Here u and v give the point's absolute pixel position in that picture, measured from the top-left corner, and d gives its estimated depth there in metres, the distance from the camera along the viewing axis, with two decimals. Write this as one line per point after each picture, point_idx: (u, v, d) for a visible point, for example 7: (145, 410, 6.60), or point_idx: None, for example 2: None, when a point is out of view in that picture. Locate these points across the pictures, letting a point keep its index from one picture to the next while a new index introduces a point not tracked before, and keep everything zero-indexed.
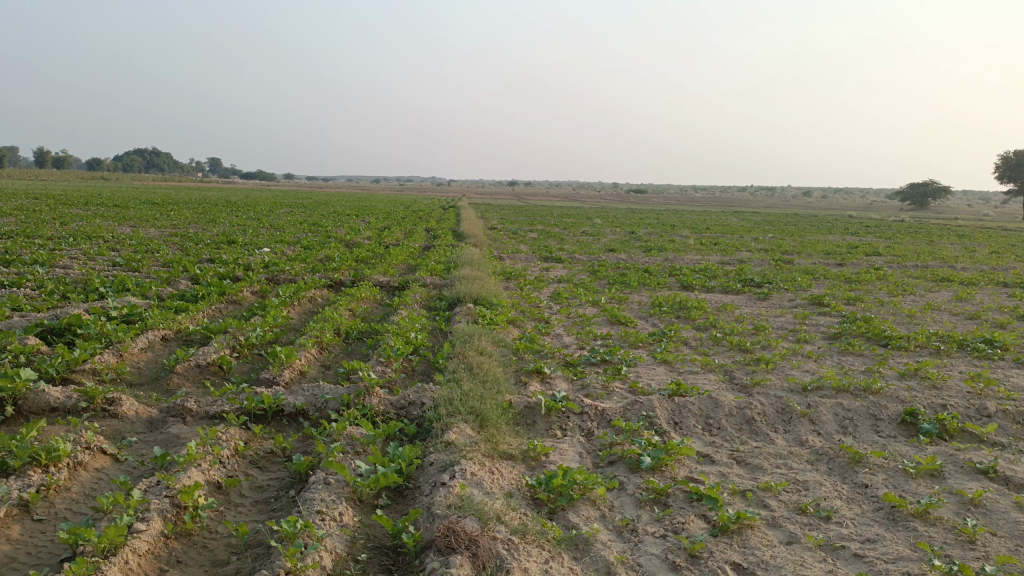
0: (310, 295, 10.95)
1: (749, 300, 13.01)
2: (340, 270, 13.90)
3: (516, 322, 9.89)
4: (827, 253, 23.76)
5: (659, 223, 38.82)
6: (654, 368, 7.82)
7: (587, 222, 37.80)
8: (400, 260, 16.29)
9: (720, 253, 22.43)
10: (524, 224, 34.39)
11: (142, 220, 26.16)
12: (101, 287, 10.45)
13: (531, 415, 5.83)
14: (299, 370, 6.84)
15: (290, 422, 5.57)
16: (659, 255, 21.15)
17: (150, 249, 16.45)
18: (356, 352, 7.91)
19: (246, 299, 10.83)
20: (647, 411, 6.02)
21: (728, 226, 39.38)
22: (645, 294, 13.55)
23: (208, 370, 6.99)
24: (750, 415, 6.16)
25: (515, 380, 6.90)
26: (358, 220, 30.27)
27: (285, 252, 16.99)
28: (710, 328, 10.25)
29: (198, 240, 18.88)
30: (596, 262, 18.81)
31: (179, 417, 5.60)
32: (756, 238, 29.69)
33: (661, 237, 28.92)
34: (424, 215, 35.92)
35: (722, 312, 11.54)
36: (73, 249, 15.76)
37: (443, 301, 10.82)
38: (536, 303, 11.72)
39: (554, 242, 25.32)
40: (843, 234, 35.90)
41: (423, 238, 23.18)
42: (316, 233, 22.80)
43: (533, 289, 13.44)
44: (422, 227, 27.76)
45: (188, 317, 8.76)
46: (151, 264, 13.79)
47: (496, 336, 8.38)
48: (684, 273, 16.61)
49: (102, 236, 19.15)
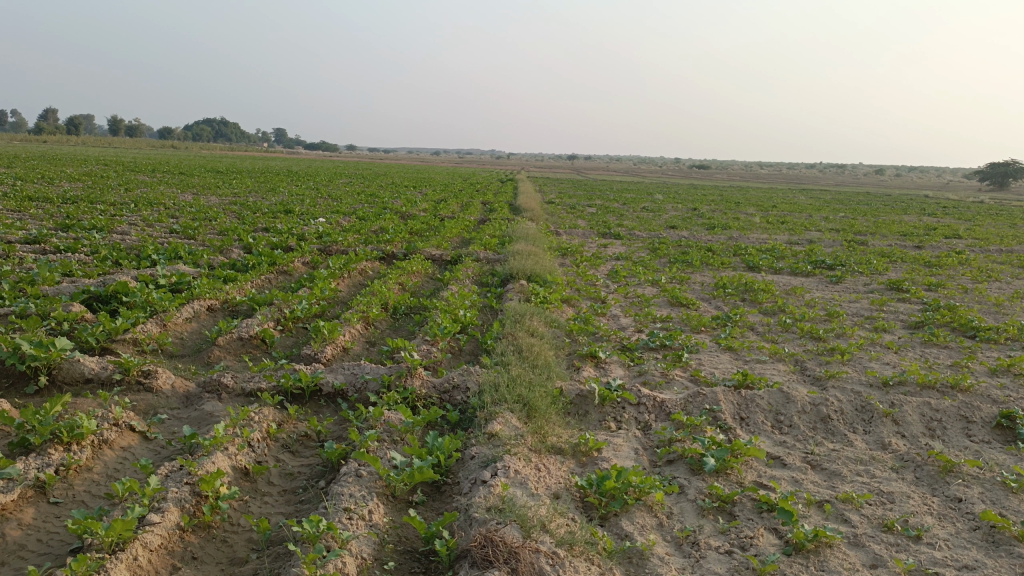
0: (360, 267, 10.70)
1: (820, 283, 12.26)
2: (393, 242, 13.64)
3: (570, 301, 9.44)
4: (902, 235, 22.52)
5: (722, 200, 37.62)
6: (717, 356, 7.29)
7: (648, 198, 36.90)
8: (455, 234, 15.96)
9: (787, 232, 21.50)
10: (582, 198, 33.71)
11: (205, 188, 26.48)
12: (153, 254, 10.40)
13: (584, 404, 5.40)
14: (342, 347, 6.56)
15: (328, 403, 5.28)
16: (723, 233, 20.34)
17: (208, 216, 16.52)
18: (403, 329, 7.59)
19: (296, 270, 10.65)
20: (711, 405, 5.53)
21: (795, 204, 37.91)
22: (707, 274, 12.90)
23: (249, 343, 6.76)
24: (825, 414, 5.60)
25: (568, 365, 6.47)
26: (416, 191, 30.12)
27: (340, 223, 16.85)
28: (779, 313, 9.62)
29: (255, 209, 18.91)
30: (657, 239, 18.16)
31: (214, 393, 5.37)
32: (826, 217, 28.44)
33: (724, 214, 27.92)
34: (482, 187, 35.59)
35: (791, 296, 10.86)
36: (134, 216, 15.92)
37: (496, 277, 10.44)
38: (593, 281, 11.23)
39: (613, 217, 24.67)
40: (919, 214, 34.15)
41: (479, 211, 22.84)
42: (372, 204, 22.71)
43: (589, 266, 12.95)
44: (479, 199, 27.42)
45: (236, 287, 8.59)
46: (207, 232, 13.80)
47: (550, 316, 7.95)
48: (750, 253, 15.84)
49: (164, 203, 19.39)
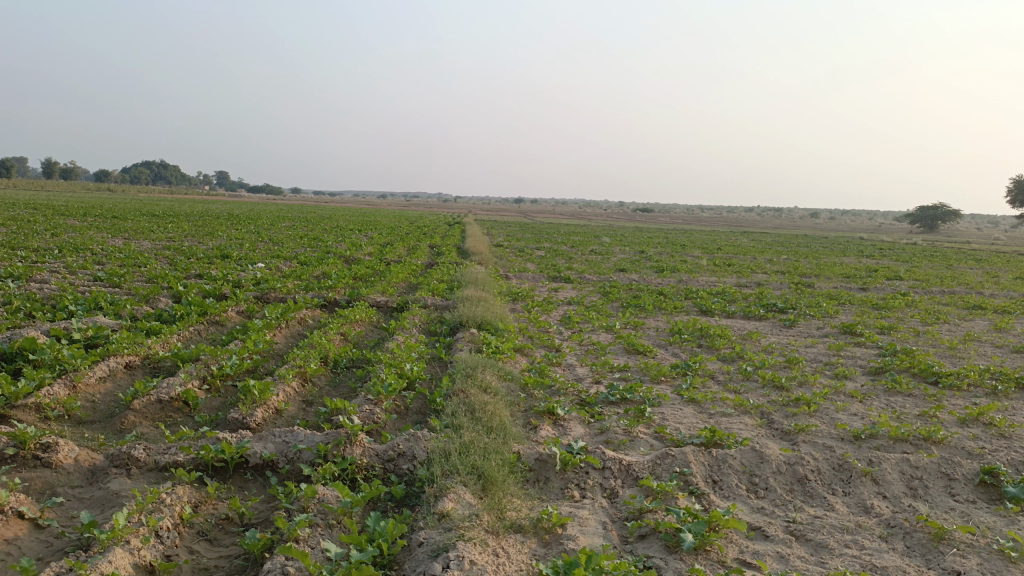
0: (300, 316, 10.07)
1: (774, 327, 12.07)
2: (336, 289, 13.01)
3: (523, 350, 8.97)
4: (846, 277, 22.81)
5: (668, 243, 37.97)
6: (680, 408, 6.89)
7: (595, 241, 36.94)
8: (401, 279, 15.42)
9: (735, 275, 21.54)
10: (531, 241, 33.54)
11: (138, 232, 25.41)
12: (70, 305, 9.59)
13: (544, 470, 4.90)
14: (274, 409, 5.93)
15: (255, 476, 4.67)
16: (672, 276, 20.26)
17: (138, 262, 15.62)
18: (343, 386, 6.99)
19: (229, 321, 9.94)
20: (681, 467, 5.09)
21: (739, 247, 38.50)
22: (661, 319, 12.62)
23: (170, 407, 6.08)
24: (801, 474, 5.22)
25: (524, 424, 5.97)
26: (361, 235, 29.51)
27: (280, 269, 16.12)
28: (738, 360, 9.31)
29: (190, 254, 18.03)
30: (607, 283, 17.92)
31: (122, 468, 4.70)
32: (770, 260, 28.81)
33: (671, 257, 28.00)
34: (429, 231, 35.13)
35: (747, 341, 10.60)
36: (56, 262, 14.96)
37: (444, 326, 9.91)
38: (546, 328, 10.80)
39: (562, 260, 24.47)
40: (858, 257, 35.01)
41: (426, 255, 22.32)
42: (314, 248, 21.98)
43: (541, 312, 12.53)
44: (426, 243, 26.92)
45: (159, 341, 7.89)
46: (134, 279, 12.95)
47: (503, 368, 7.46)
48: (701, 296, 15.67)
49: (91, 248, 18.36)
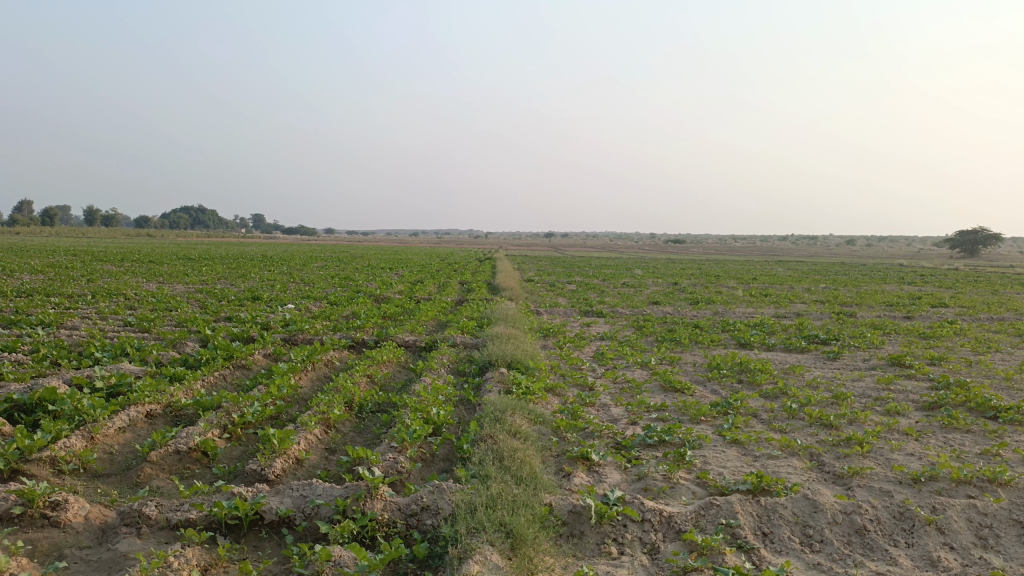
0: (326, 358, 9.88)
1: (817, 360, 11.57)
2: (364, 329, 12.82)
3: (555, 390, 8.64)
4: (889, 305, 22.08)
5: (702, 274, 37.43)
6: (723, 451, 6.48)
7: (628, 273, 36.52)
8: (431, 317, 15.21)
9: (773, 305, 20.97)
10: (562, 275, 33.27)
11: (172, 276, 25.68)
12: (97, 352, 9.51)
13: (578, 524, 4.55)
14: (295, 459, 5.66)
15: (270, 534, 4.40)
16: (707, 308, 19.79)
17: (169, 306, 15.65)
18: (368, 432, 6.71)
19: (256, 364, 9.77)
20: (727, 518, 4.70)
21: (775, 276, 37.79)
22: (698, 353, 12.19)
23: (188, 458, 5.86)
24: (859, 524, 4.80)
25: (557, 472, 5.63)
26: (392, 273, 29.50)
27: (310, 309, 16.01)
28: (781, 396, 8.87)
29: (221, 296, 18.07)
30: (641, 316, 17.52)
31: (132, 527, 4.45)
32: (808, 289, 28.10)
33: (706, 288, 27.49)
34: (460, 267, 35.06)
35: (790, 376, 10.13)
36: (89, 308, 15.04)
37: (473, 365, 9.63)
38: (578, 365, 10.46)
39: (594, 294, 24.13)
40: (900, 283, 34.05)
41: (456, 292, 22.15)
42: (345, 288, 21.94)
43: (573, 348, 12.19)
44: (456, 280, 26.77)
45: (182, 388, 7.72)
46: (164, 323, 12.93)
47: (533, 410, 7.14)
48: (739, 328, 15.20)
49: (125, 293, 18.50)
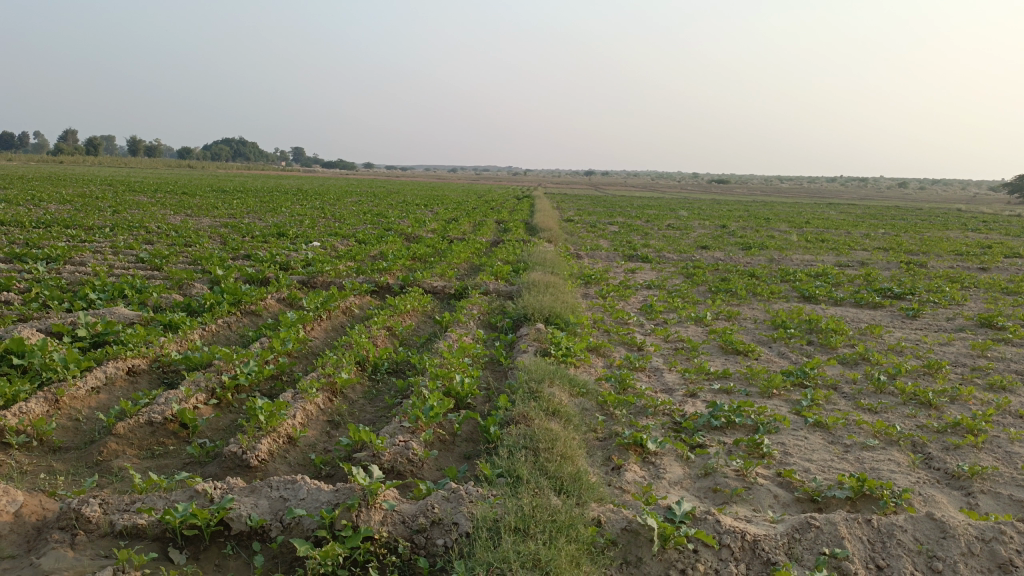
0: (344, 306, 8.89)
1: (896, 319, 10.21)
2: (390, 272, 11.80)
3: (599, 350, 7.54)
4: (960, 255, 20.31)
5: (751, 216, 35.64)
6: (806, 438, 5.32)
7: (672, 215, 34.77)
8: (464, 259, 14.16)
9: (832, 253, 19.47)
10: (603, 216, 31.86)
11: (201, 208, 24.95)
12: (93, 293, 8.63)
13: (634, 548, 3.49)
14: (286, 436, 4.67)
15: (238, 550, 3.42)
16: (761, 254, 18.40)
17: (188, 241, 14.80)
18: (380, 402, 5.69)
19: (266, 312, 8.80)
20: (830, 545, 3.60)
21: (827, 220, 35.94)
22: (758, 306, 10.95)
23: (162, 431, 4.92)
24: (1004, 556, 3.64)
25: (604, 466, 4.56)
26: (426, 210, 28.49)
27: (336, 248, 15.07)
28: (864, 366, 7.62)
29: (245, 232, 17.16)
30: (690, 262, 16.23)
31: (65, 531, 3.48)
32: (868, 235, 26.29)
33: (755, 232, 25.86)
34: (496, 205, 33.76)
35: (868, 338, 8.83)
36: (104, 242, 14.24)
37: (506, 318, 8.53)
38: (624, 319, 9.33)
39: (638, 237, 22.81)
40: (965, 231, 31.92)
41: (491, 231, 20.95)
42: (375, 225, 20.90)
43: (618, 299, 11.00)
44: (492, 219, 25.54)
45: (176, 340, 6.79)
46: (178, 261, 12.03)
47: (574, 378, 6.06)
48: (800, 279, 13.86)
49: (147, 226, 17.72)
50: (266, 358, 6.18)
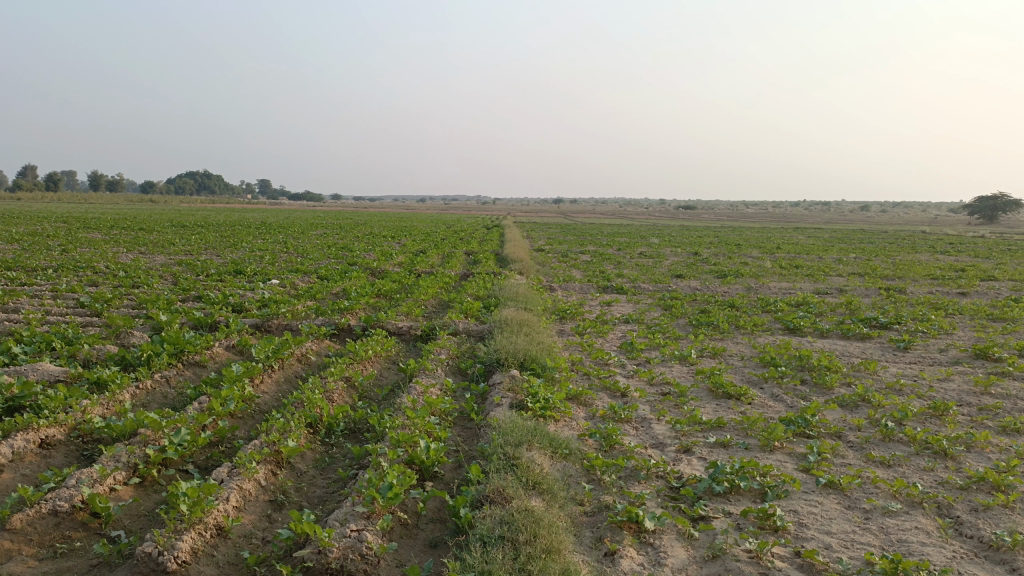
0: (300, 353, 8.12)
1: (888, 353, 9.70)
2: (352, 312, 11.06)
3: (579, 399, 6.86)
4: (935, 279, 20.09)
5: (722, 243, 35.47)
6: (820, 505, 4.67)
7: (643, 242, 34.41)
8: (431, 295, 13.46)
9: (808, 280, 19.13)
10: (574, 245, 31.41)
11: (158, 245, 23.93)
12: (17, 346, 7.75)
13: None
14: (215, 528, 3.90)
15: None
16: (738, 283, 17.96)
17: (137, 282, 13.88)
18: (332, 475, 4.95)
19: (213, 362, 8.00)
20: None
21: (797, 245, 35.91)
22: (742, 341, 10.38)
23: (69, 522, 4.10)
24: None
25: (595, 552, 3.87)
26: (394, 242, 27.79)
27: (296, 286, 14.27)
28: (866, 410, 7.03)
29: (200, 270, 16.28)
30: (667, 293, 15.70)
31: None
32: (841, 260, 26.07)
33: (728, 259, 25.50)
34: (464, 235, 33.14)
35: (864, 376, 8.29)
36: (44, 285, 13.27)
37: (477, 363, 7.81)
38: (604, 360, 8.68)
39: (610, 266, 22.31)
40: (934, 253, 31.99)
41: (460, 264, 20.27)
42: (340, 259, 20.13)
43: (596, 337, 10.37)
44: (460, 250, 24.87)
45: (102, 404, 5.96)
46: (122, 305, 11.15)
47: (555, 436, 5.37)
48: (781, 309, 13.38)
49: (95, 266, 16.74)
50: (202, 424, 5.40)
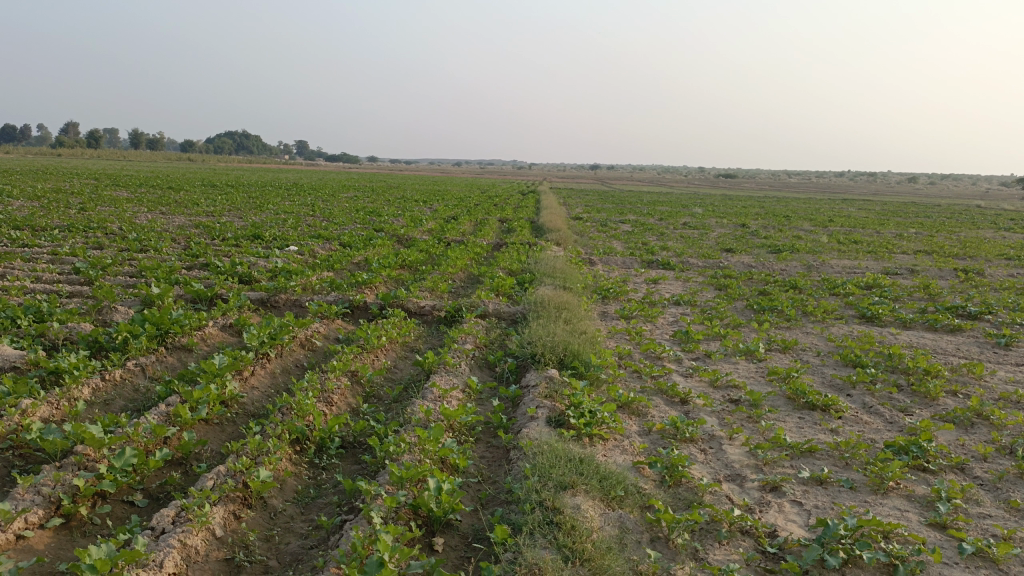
0: (304, 337, 6.97)
1: (989, 352, 8.27)
2: (370, 286, 9.92)
3: (629, 408, 5.61)
4: (1010, 260, 18.35)
5: (769, 214, 33.68)
6: None
7: (685, 212, 32.86)
8: (460, 267, 12.26)
9: (870, 258, 17.57)
10: (613, 213, 29.95)
11: (181, 206, 23.04)
12: None
13: None
14: None
15: None
16: (794, 259, 16.49)
17: (144, 246, 12.85)
18: (313, 518, 3.80)
19: (203, 346, 6.88)
20: None
21: (848, 218, 33.96)
22: (814, 331, 9.01)
23: None
24: None
25: None
26: (425, 207, 26.56)
27: (314, 253, 13.15)
28: (986, 431, 5.68)
29: (216, 233, 15.25)
30: (718, 269, 14.30)
31: None
32: (903, 236, 24.16)
33: (779, 233, 23.88)
34: (498, 202, 31.82)
35: (971, 383, 6.92)
36: (45, 247, 12.31)
37: (508, 358, 6.61)
38: (657, 353, 7.42)
39: (653, 238, 20.90)
40: (999, 230, 29.76)
41: (493, 232, 19.01)
42: (366, 225, 19.01)
43: (645, 323, 9.09)
44: (494, 216, 23.59)
45: (48, 404, 4.87)
46: (119, 272, 10.10)
47: (605, 468, 4.13)
48: (850, 292, 11.94)
49: (109, 226, 15.82)
50: (151, 444, 4.31)
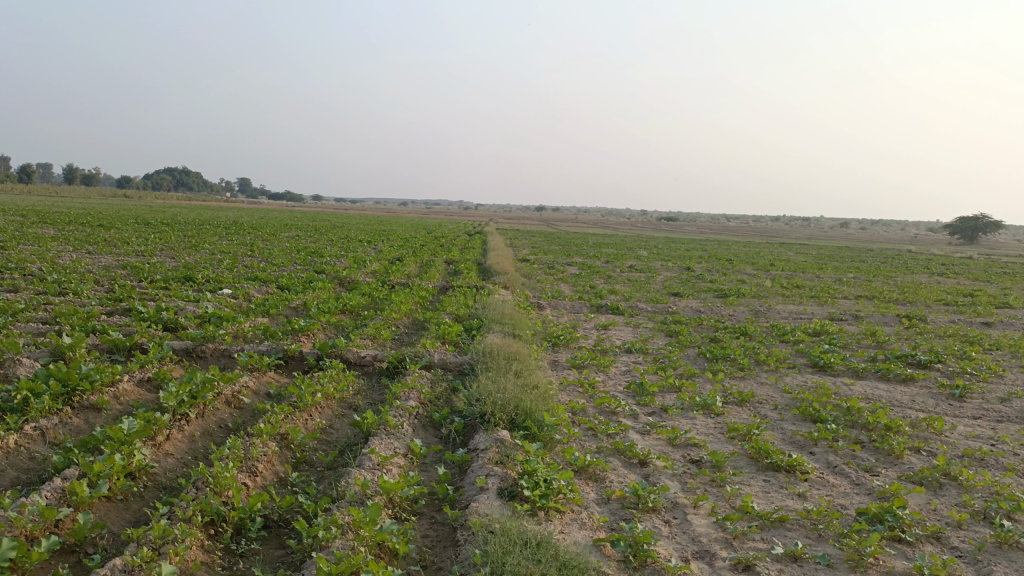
0: (230, 393, 6.36)
1: (945, 404, 8.13)
2: (307, 334, 9.33)
3: (585, 473, 5.18)
4: (948, 306, 18.70)
5: (713, 258, 34.06)
6: None
7: (631, 255, 33.00)
8: (404, 312, 11.75)
9: (816, 303, 17.66)
10: (559, 255, 29.83)
11: (111, 244, 21.99)
12: None
13: None
14: None
15: None
16: (741, 304, 16.45)
17: (64, 288, 11.99)
18: None
19: (116, 403, 6.22)
20: None
21: (789, 262, 34.58)
22: (769, 381, 8.77)
23: None
24: None
25: None
26: (369, 248, 25.99)
27: (250, 297, 12.48)
28: (956, 494, 5.41)
29: (145, 274, 14.43)
30: (668, 315, 14.11)
31: None
32: (843, 281, 24.58)
33: (725, 277, 24.04)
34: (445, 243, 31.40)
35: (933, 439, 6.71)
36: None
37: (454, 417, 6.13)
38: (611, 408, 7.03)
39: (601, 281, 20.72)
40: (932, 275, 30.62)
41: (439, 275, 18.56)
42: (307, 266, 18.36)
43: (597, 373, 8.72)
44: (440, 258, 23.14)
45: None
46: (32, 319, 9.30)
47: (563, 551, 3.68)
48: (800, 339, 11.82)
49: (27, 266, 14.83)
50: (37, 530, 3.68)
